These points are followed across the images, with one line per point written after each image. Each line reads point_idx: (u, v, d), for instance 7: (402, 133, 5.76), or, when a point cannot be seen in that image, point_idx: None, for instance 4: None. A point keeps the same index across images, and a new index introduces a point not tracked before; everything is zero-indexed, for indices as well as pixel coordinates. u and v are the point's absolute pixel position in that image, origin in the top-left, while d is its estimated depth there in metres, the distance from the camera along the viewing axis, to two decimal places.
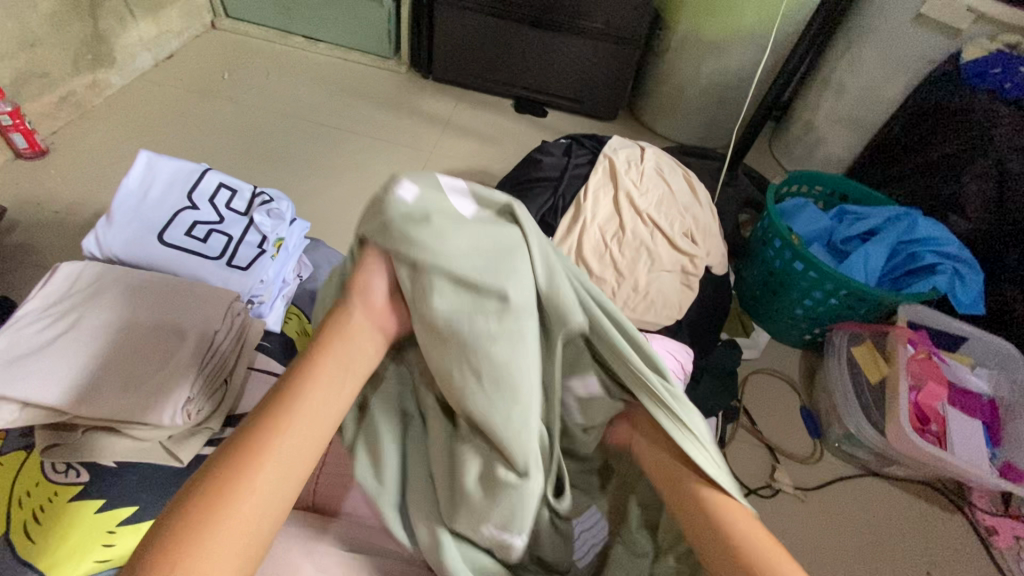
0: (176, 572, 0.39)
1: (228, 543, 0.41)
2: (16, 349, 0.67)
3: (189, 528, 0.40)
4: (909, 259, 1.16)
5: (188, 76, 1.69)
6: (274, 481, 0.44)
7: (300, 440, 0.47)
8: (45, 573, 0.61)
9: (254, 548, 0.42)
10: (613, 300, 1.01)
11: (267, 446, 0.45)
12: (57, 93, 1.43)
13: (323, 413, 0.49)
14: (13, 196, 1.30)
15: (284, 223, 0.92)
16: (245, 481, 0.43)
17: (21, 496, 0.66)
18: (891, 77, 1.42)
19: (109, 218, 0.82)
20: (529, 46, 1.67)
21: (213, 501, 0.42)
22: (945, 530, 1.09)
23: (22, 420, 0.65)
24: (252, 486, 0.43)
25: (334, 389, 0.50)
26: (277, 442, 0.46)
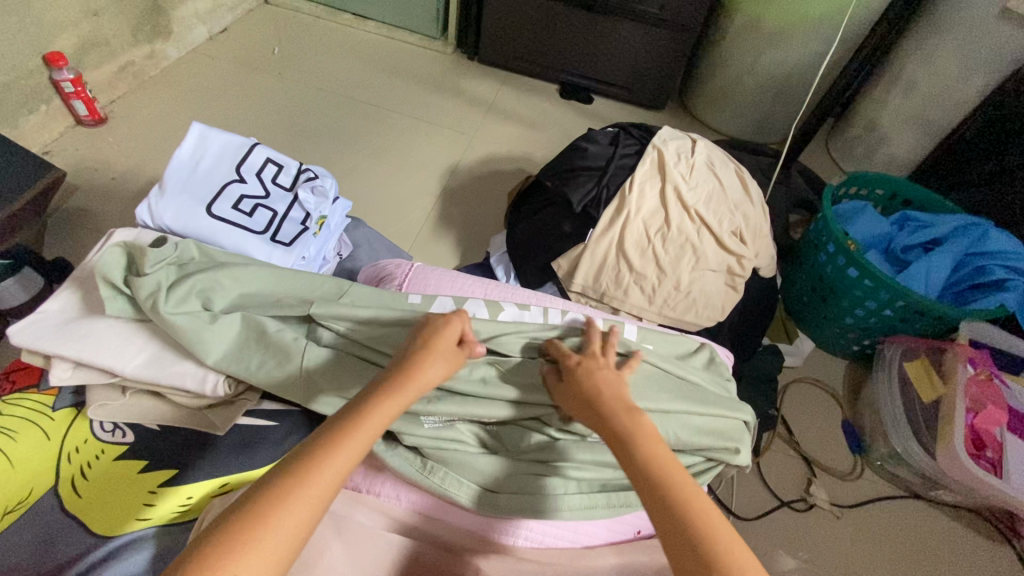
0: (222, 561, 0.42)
1: (264, 545, 0.43)
2: (71, 313, 0.70)
3: (234, 529, 0.44)
4: (975, 273, 1.09)
5: (240, 50, 1.72)
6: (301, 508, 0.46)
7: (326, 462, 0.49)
8: (92, 530, 0.64)
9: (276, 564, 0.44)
10: (652, 297, 1.00)
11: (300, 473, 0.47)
12: (117, 62, 1.48)
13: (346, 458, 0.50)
14: (73, 161, 1.35)
15: (327, 201, 0.94)
16: (277, 506, 0.45)
17: (70, 451, 0.68)
18: (969, 74, 1.30)
19: (161, 187, 0.83)
20: (579, 30, 1.62)
21: (250, 517, 0.44)
22: (994, 561, 1.02)
23: (73, 380, 0.68)
24: (279, 511, 0.45)
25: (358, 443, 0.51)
26: (304, 477, 0.47)
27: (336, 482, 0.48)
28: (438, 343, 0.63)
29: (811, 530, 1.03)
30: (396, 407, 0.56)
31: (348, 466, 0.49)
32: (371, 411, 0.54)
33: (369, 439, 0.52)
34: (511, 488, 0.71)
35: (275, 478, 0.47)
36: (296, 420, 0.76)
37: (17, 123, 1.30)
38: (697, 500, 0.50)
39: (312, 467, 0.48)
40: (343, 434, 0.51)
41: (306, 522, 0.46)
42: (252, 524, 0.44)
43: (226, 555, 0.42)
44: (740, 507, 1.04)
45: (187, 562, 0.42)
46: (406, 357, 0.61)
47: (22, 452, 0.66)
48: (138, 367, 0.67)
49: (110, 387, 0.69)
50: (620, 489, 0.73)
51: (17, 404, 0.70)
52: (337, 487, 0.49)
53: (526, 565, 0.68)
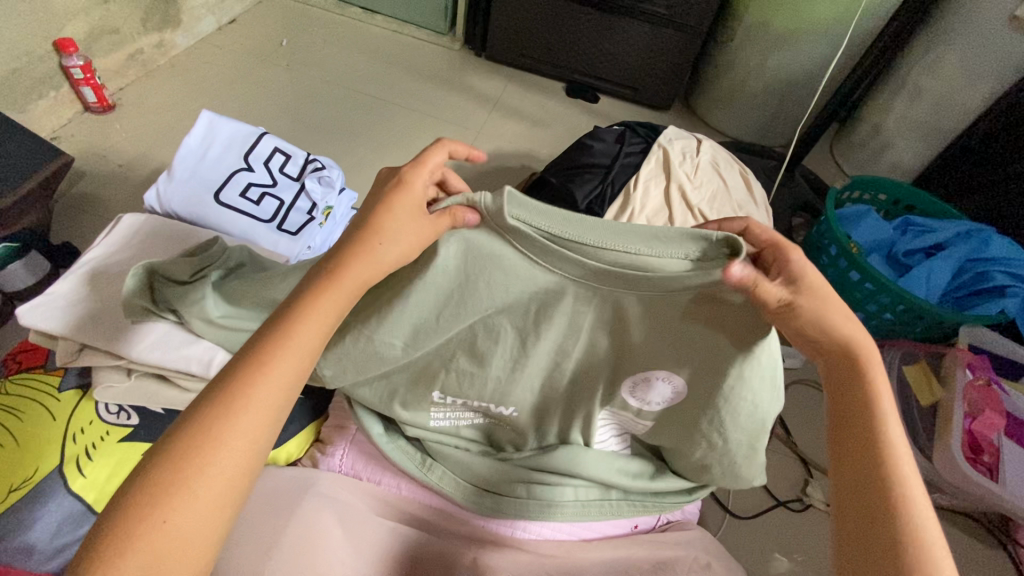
0: (156, 506, 0.37)
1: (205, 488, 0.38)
2: (79, 294, 0.71)
3: (171, 462, 0.38)
4: (976, 279, 1.09)
5: (249, 41, 1.72)
6: (241, 438, 0.40)
7: (269, 389, 0.42)
8: (94, 508, 0.66)
9: (225, 500, 0.39)
10: None
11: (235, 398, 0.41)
12: (126, 50, 1.48)
13: (291, 372, 0.44)
14: (81, 147, 1.36)
15: (333, 192, 0.94)
16: (213, 437, 0.40)
17: (75, 431, 0.68)
18: (975, 80, 1.31)
19: (171, 173, 0.84)
20: (587, 29, 1.63)
21: (183, 454, 0.39)
22: (988, 566, 1.02)
23: (81, 361, 0.69)
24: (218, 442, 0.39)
25: (297, 360, 0.45)
26: (244, 401, 0.41)
27: (254, 435, 0.41)
28: (389, 224, 0.50)
29: (807, 530, 1.03)
30: (331, 314, 0.48)
31: (281, 392, 0.43)
32: (304, 318, 0.46)
33: (287, 384, 0.44)
34: (501, 487, 0.71)
35: (202, 410, 0.41)
36: (299, 409, 0.80)
37: (26, 108, 1.30)
38: (914, 493, 0.43)
39: (244, 393, 0.41)
40: (272, 354, 0.44)
41: (246, 454, 0.41)
42: (183, 466, 0.38)
43: (156, 503, 0.37)
44: (737, 506, 1.05)
45: (108, 522, 0.37)
46: (344, 246, 0.50)
47: (27, 433, 0.67)
48: (146, 350, 0.68)
49: (114, 369, 0.69)
50: (614, 497, 0.73)
51: (24, 384, 0.71)
52: (276, 411, 0.43)
53: (522, 555, 0.69)
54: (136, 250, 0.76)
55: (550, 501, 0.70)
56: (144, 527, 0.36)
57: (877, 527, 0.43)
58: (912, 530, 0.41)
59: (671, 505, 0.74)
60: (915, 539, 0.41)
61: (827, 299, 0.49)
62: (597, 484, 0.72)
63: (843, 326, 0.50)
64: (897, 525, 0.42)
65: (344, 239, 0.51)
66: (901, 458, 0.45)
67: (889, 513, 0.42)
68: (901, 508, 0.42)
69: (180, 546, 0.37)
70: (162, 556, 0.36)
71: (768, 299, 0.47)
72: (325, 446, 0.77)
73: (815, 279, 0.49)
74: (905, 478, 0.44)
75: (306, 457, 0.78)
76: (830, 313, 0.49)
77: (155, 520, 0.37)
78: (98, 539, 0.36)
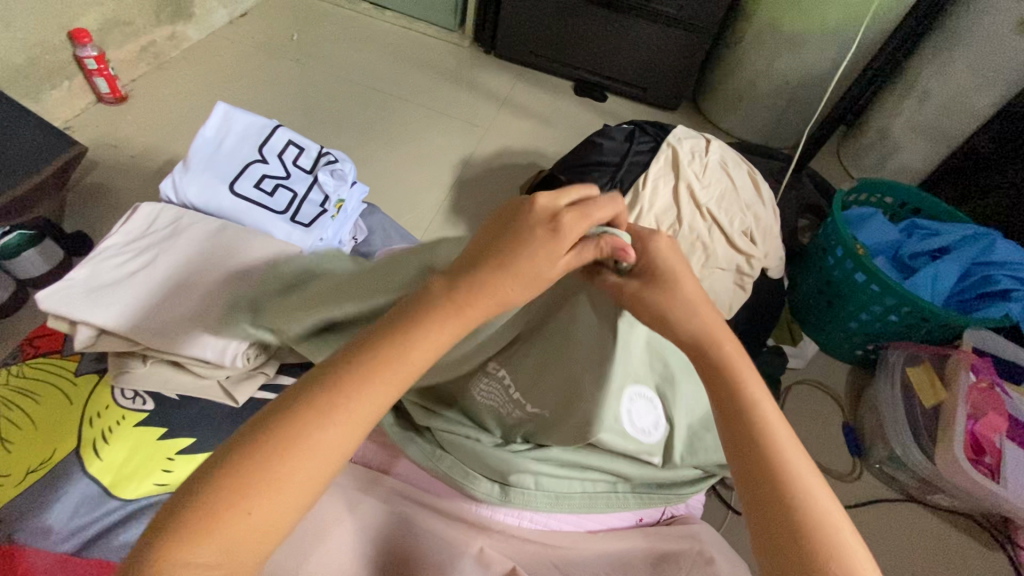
0: (244, 488, 0.39)
1: (288, 485, 0.40)
2: (98, 280, 0.72)
3: (266, 448, 0.40)
4: (982, 282, 1.10)
5: (260, 34, 1.73)
6: (329, 445, 0.42)
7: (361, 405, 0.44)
8: (109, 490, 0.67)
9: (302, 500, 0.41)
10: None
11: (332, 406, 0.43)
12: (139, 42, 1.49)
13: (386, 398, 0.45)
14: (94, 138, 1.37)
15: (346, 184, 0.96)
16: (307, 438, 0.41)
17: (92, 416, 0.70)
18: (984, 85, 1.31)
19: (186, 164, 0.85)
20: (596, 28, 1.63)
21: (280, 445, 0.41)
22: (987, 567, 1.03)
23: (99, 346, 0.70)
24: (310, 444, 0.41)
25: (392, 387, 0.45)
26: (340, 408, 0.43)
27: (341, 448, 0.43)
28: (521, 262, 0.49)
29: None
30: (448, 335, 0.48)
31: (374, 412, 0.44)
32: (401, 339, 0.46)
33: (376, 406, 0.44)
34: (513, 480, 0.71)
35: (293, 410, 0.42)
36: None
37: (40, 97, 1.31)
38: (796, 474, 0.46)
39: (346, 402, 0.43)
40: (375, 372, 0.44)
41: (329, 458, 0.42)
42: (271, 459, 0.40)
43: (246, 490, 0.39)
44: (740, 503, 1.06)
45: (204, 493, 0.39)
46: (475, 269, 0.49)
47: (48, 416, 0.69)
48: (161, 337, 0.68)
49: (132, 355, 0.71)
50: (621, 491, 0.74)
51: (43, 368, 0.73)
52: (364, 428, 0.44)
53: (529, 545, 0.70)
54: (154, 238, 0.77)
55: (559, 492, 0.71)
56: (231, 510, 0.39)
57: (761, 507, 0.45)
58: (799, 503, 0.44)
59: (678, 497, 0.75)
60: (799, 508, 0.44)
61: (681, 290, 0.54)
62: (605, 476, 0.73)
63: (696, 313, 0.53)
64: (777, 493, 0.44)
65: (476, 259, 0.50)
66: (784, 439, 0.47)
67: (769, 488, 0.45)
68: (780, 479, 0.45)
69: (256, 535, 0.39)
70: (240, 539, 0.38)
71: (618, 285, 0.56)
72: None
73: (669, 276, 0.55)
74: (782, 448, 0.47)
75: None
76: (671, 308, 0.53)
77: (242, 505, 0.39)
78: (186, 512, 0.38)
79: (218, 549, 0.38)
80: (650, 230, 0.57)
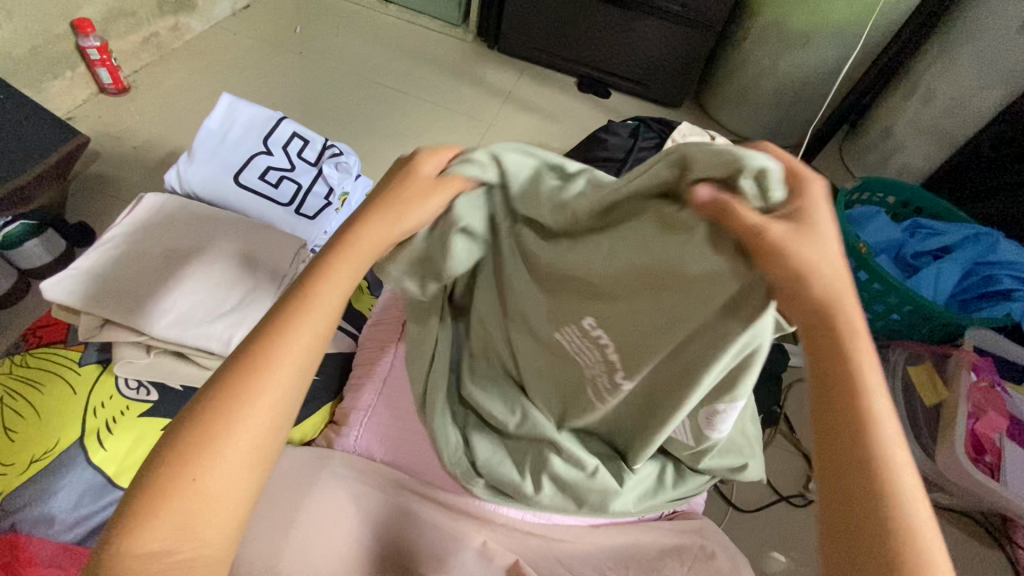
0: (184, 471, 0.38)
1: (237, 455, 0.39)
2: (103, 269, 0.72)
3: (201, 430, 0.39)
4: (983, 282, 1.10)
5: (263, 27, 1.73)
6: (269, 405, 0.41)
7: (293, 359, 0.42)
8: (113, 480, 0.67)
9: (259, 459, 0.40)
10: None
11: (259, 371, 0.41)
12: (142, 33, 1.49)
13: (308, 350, 0.43)
14: (96, 128, 1.37)
15: (350, 178, 0.94)
16: (243, 405, 0.40)
17: (96, 406, 0.69)
18: (987, 84, 1.31)
19: (191, 154, 0.85)
20: (601, 24, 1.63)
21: (214, 421, 0.39)
22: (985, 565, 1.04)
23: (103, 335, 0.70)
24: (249, 410, 0.40)
25: (318, 333, 0.44)
26: (266, 365, 0.41)
27: (279, 407, 0.41)
28: (358, 240, 0.45)
29: (808, 525, 1.05)
30: (347, 280, 0.45)
31: (304, 358, 0.43)
32: (310, 300, 0.44)
33: (303, 356, 0.43)
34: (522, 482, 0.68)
35: (211, 395, 0.40)
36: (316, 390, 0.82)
37: (43, 87, 1.31)
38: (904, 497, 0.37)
39: (272, 358, 0.41)
40: (287, 327, 0.42)
41: (260, 432, 0.40)
42: (200, 446, 0.39)
43: (178, 478, 0.38)
44: (740, 499, 1.07)
45: (143, 483, 0.38)
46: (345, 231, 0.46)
47: (49, 405, 0.68)
48: (166, 327, 0.68)
49: (136, 345, 0.71)
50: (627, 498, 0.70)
51: (46, 357, 0.72)
52: (300, 379, 0.43)
53: (531, 538, 0.70)
54: (160, 226, 0.76)
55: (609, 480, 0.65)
56: (178, 486, 0.38)
57: (855, 524, 0.37)
58: (897, 525, 0.36)
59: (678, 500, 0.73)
60: (898, 528, 0.36)
61: (827, 252, 0.37)
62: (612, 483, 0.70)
63: (838, 285, 0.38)
64: (875, 512, 0.36)
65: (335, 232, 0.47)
66: (898, 459, 0.38)
67: (875, 507, 0.36)
68: (884, 496, 0.37)
69: (212, 507, 0.38)
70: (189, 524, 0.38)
71: (743, 227, 0.36)
72: (340, 427, 0.78)
73: (815, 223, 0.38)
74: (894, 463, 0.37)
75: (321, 437, 0.79)
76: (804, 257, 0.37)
77: (188, 479, 0.38)
78: (132, 502, 0.38)
79: (163, 535, 0.37)
80: (810, 173, 0.39)
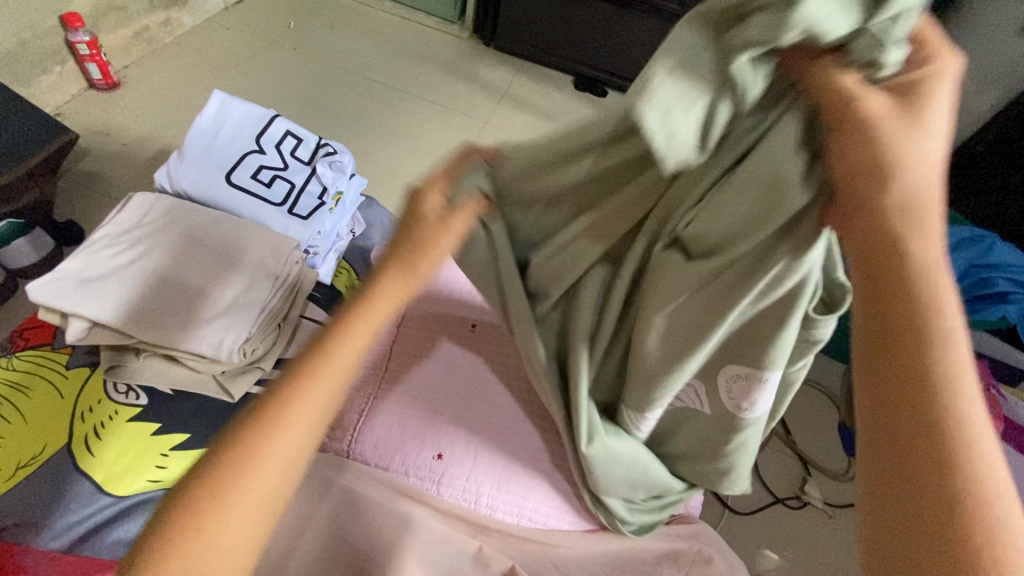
0: (202, 516, 0.34)
1: (251, 500, 0.35)
2: (89, 272, 0.70)
3: (223, 470, 0.35)
4: (979, 284, 1.10)
5: (256, 22, 1.70)
6: (299, 440, 0.36)
7: (328, 394, 0.38)
8: (101, 486, 0.65)
9: (273, 506, 0.36)
10: None
11: (294, 406, 0.37)
12: (132, 28, 1.46)
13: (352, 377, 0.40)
14: (85, 125, 1.34)
15: (345, 177, 0.92)
16: (267, 440, 0.35)
17: (84, 410, 0.68)
18: (983, 86, 1.31)
19: (182, 153, 0.84)
20: (598, 22, 1.62)
21: (234, 461, 0.35)
22: None
23: (91, 338, 0.68)
24: (272, 446, 0.35)
25: (364, 359, 0.40)
26: (307, 397, 0.37)
27: (307, 446, 0.37)
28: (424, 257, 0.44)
29: (803, 526, 1.05)
30: (391, 305, 0.43)
31: (337, 397, 0.39)
32: (374, 301, 0.42)
33: (338, 396, 0.39)
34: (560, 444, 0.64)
35: (246, 420, 0.36)
36: None
37: (30, 82, 1.28)
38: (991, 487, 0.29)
39: (306, 388, 0.37)
40: (319, 361, 0.38)
41: (280, 476, 0.36)
42: (231, 470, 0.34)
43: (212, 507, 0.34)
44: (736, 501, 1.06)
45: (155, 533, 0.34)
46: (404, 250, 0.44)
47: (36, 411, 0.67)
48: (153, 331, 0.67)
49: (125, 348, 0.70)
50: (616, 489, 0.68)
51: (35, 361, 0.71)
52: (329, 422, 0.38)
53: (528, 544, 0.70)
54: (149, 229, 0.75)
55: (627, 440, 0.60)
56: (184, 540, 0.33)
57: (930, 510, 0.29)
58: (975, 465, 0.29)
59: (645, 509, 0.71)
60: (985, 524, 0.28)
61: (916, 143, 0.32)
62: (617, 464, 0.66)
63: (925, 178, 0.32)
64: (955, 496, 0.28)
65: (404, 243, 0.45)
66: (989, 443, 0.30)
67: (949, 487, 0.28)
68: (963, 431, 0.29)
69: (218, 559, 0.34)
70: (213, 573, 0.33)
71: (839, 91, 0.33)
72: (333, 430, 0.77)
73: (930, 108, 0.33)
74: (984, 445, 0.29)
75: None
76: (880, 143, 0.32)
77: (199, 524, 0.33)
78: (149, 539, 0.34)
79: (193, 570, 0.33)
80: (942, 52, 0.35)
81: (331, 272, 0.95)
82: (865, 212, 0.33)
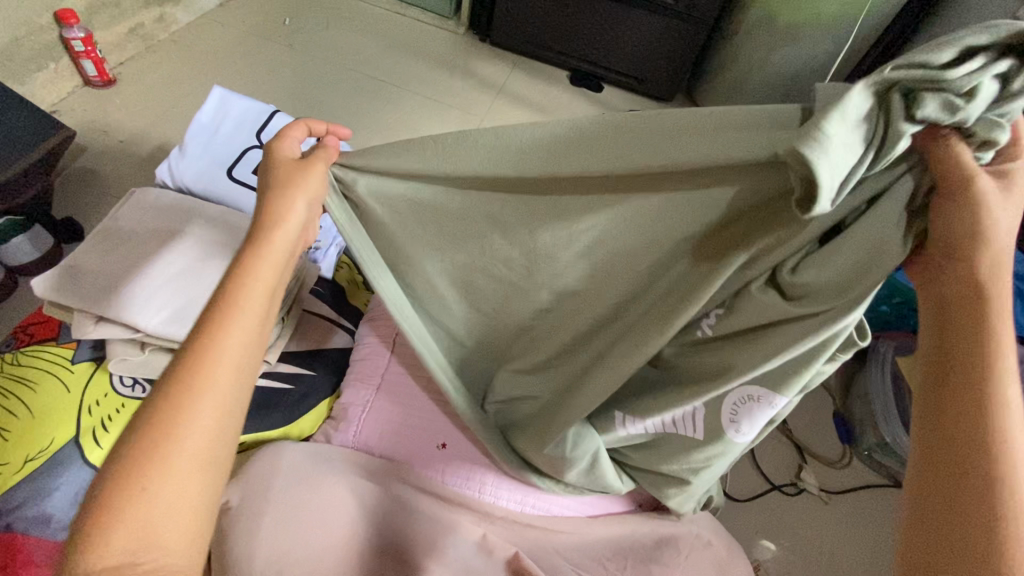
0: (144, 487, 0.35)
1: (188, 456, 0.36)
2: (96, 267, 0.71)
3: (145, 441, 0.36)
4: None
5: (251, 18, 1.70)
6: (230, 390, 0.40)
7: (244, 344, 0.41)
8: None
9: (216, 459, 0.38)
10: None
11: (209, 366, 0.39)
12: (127, 24, 1.46)
13: (253, 330, 0.42)
14: (81, 122, 1.34)
15: None
16: (186, 401, 0.37)
17: (90, 404, 0.69)
18: None
19: (183, 148, 0.84)
20: (594, 17, 1.62)
21: (156, 425, 0.36)
22: None
23: (96, 332, 0.68)
24: (193, 406, 0.37)
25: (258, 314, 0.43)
26: (215, 359, 0.39)
27: (233, 399, 0.40)
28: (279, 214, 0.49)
29: (799, 512, 1.07)
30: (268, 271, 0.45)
31: (252, 347, 0.42)
32: (269, 240, 0.47)
33: (253, 345, 0.42)
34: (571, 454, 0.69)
35: (161, 393, 0.38)
36: (314, 382, 0.80)
37: (26, 80, 1.28)
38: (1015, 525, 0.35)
39: (212, 345, 0.40)
40: (221, 320, 0.41)
41: (213, 430, 0.38)
42: (161, 418, 0.36)
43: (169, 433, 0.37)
44: (733, 488, 1.08)
45: (86, 509, 0.35)
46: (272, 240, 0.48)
47: (43, 403, 0.67)
48: (160, 323, 0.67)
49: (130, 342, 0.70)
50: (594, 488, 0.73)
51: (36, 356, 0.71)
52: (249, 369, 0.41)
53: (532, 530, 0.71)
54: (155, 224, 0.76)
55: (598, 437, 0.64)
56: (127, 505, 0.34)
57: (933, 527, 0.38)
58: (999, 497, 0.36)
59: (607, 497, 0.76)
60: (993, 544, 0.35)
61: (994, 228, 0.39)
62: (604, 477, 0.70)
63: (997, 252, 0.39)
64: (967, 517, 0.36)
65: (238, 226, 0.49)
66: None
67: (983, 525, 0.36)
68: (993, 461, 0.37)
69: (170, 516, 0.35)
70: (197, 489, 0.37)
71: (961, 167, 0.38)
72: (338, 422, 0.77)
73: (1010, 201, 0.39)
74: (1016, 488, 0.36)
75: (319, 433, 0.78)
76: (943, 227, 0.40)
77: (135, 488, 0.35)
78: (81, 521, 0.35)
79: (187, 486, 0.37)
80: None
81: (332, 268, 0.94)
82: (943, 280, 0.41)
